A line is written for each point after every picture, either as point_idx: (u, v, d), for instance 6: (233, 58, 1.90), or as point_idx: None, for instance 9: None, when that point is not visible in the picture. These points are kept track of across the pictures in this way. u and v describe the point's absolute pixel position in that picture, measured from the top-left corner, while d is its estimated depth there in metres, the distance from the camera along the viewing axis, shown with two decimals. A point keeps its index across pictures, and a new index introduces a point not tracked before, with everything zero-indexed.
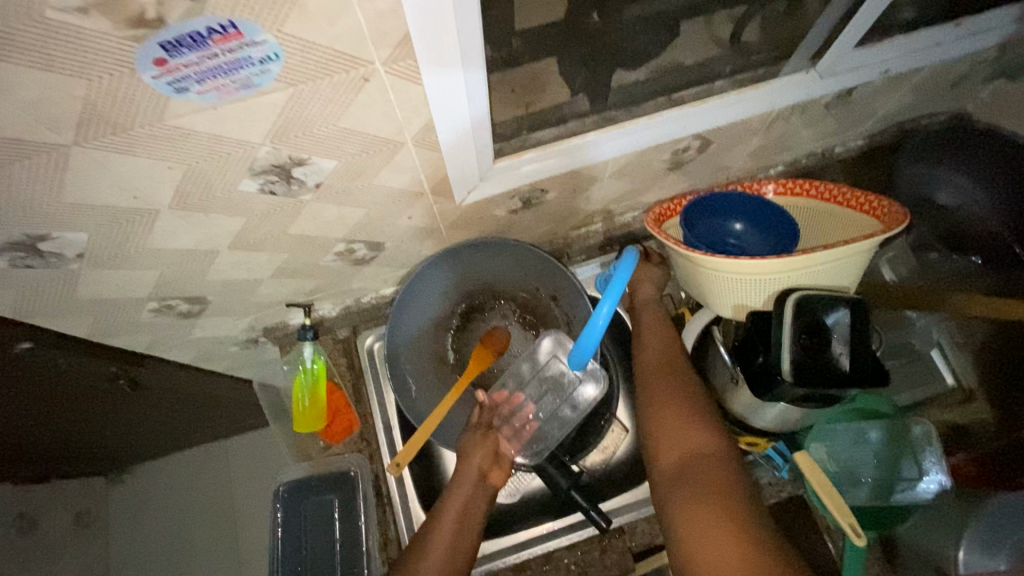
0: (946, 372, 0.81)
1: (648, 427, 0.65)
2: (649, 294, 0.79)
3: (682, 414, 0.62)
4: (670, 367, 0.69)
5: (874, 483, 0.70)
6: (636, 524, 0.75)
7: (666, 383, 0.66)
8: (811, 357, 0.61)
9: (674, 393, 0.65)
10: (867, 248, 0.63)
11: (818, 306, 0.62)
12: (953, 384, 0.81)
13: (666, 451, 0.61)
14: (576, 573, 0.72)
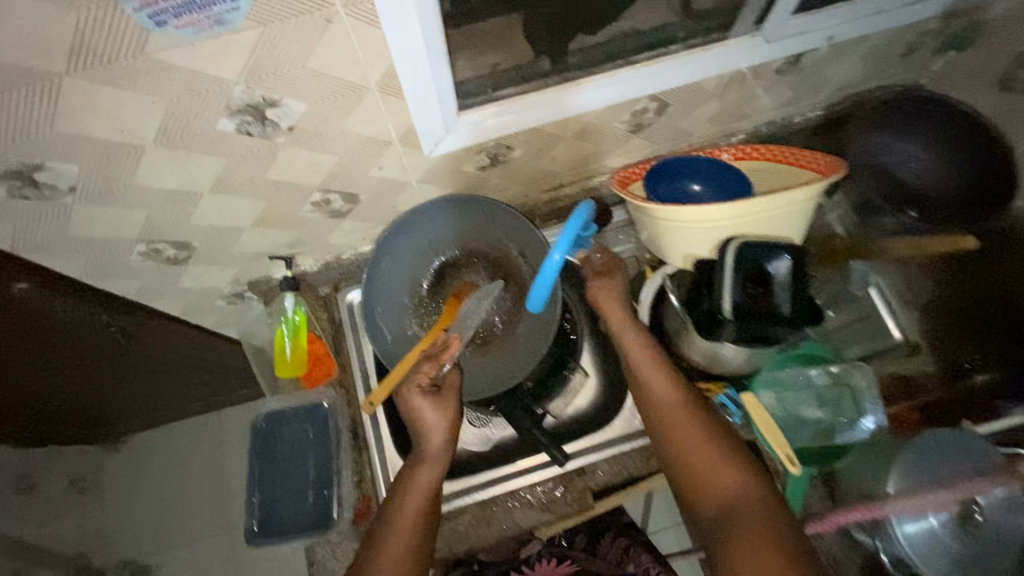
0: (895, 329, 0.86)
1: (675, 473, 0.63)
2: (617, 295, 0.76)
3: (717, 457, 0.61)
4: (687, 396, 0.66)
5: (817, 423, 0.75)
6: (596, 466, 0.80)
7: (690, 418, 0.64)
8: (750, 303, 0.67)
9: (703, 430, 0.63)
10: (804, 197, 0.67)
11: (761, 255, 0.67)
12: (900, 340, 0.85)
13: (705, 495, 0.60)
14: (538, 508, 0.78)
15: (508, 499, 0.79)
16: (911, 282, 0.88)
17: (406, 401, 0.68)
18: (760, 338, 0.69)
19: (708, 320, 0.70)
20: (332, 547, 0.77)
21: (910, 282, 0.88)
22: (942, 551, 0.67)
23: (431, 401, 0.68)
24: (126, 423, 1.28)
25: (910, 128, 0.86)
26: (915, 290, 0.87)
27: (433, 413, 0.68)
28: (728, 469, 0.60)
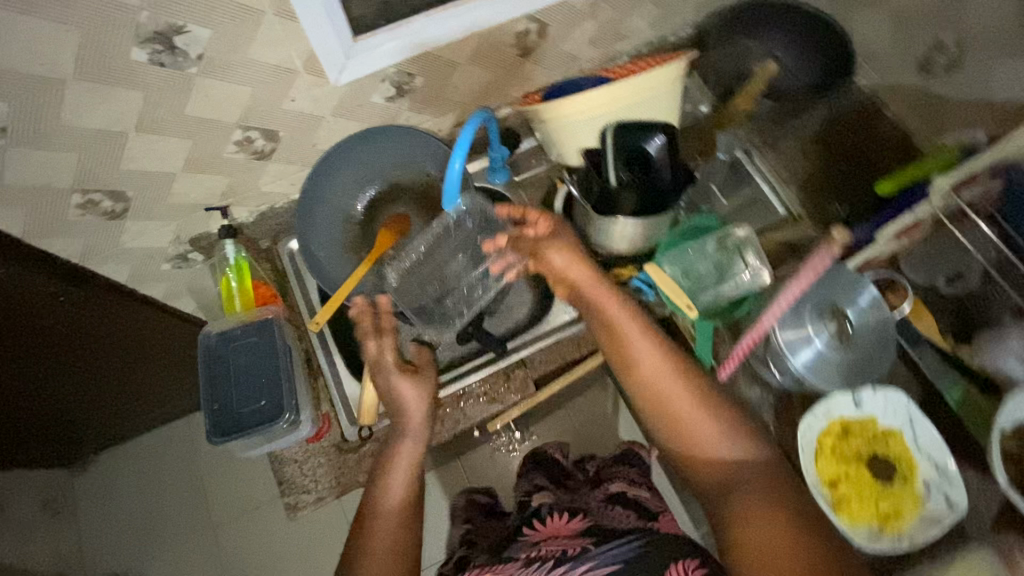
0: (778, 205, 0.91)
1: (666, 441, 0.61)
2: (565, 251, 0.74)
3: (722, 424, 0.58)
4: (670, 355, 0.62)
5: (714, 284, 0.86)
6: (534, 356, 0.90)
7: (677, 377, 0.61)
8: (632, 172, 0.77)
9: (695, 394, 0.60)
10: (667, 80, 0.79)
11: (639, 135, 0.75)
12: (784, 214, 0.91)
13: (710, 465, 0.58)
14: (486, 400, 0.87)
15: (458, 397, 0.87)
16: (788, 160, 0.98)
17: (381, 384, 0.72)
18: (656, 198, 0.79)
19: (608, 197, 0.79)
20: (300, 464, 0.83)
21: (785, 163, 0.96)
22: (831, 366, 0.78)
23: (407, 379, 0.72)
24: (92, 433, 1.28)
25: (760, 31, 0.97)
26: (789, 169, 0.96)
27: (416, 397, 0.72)
28: (730, 435, 0.59)
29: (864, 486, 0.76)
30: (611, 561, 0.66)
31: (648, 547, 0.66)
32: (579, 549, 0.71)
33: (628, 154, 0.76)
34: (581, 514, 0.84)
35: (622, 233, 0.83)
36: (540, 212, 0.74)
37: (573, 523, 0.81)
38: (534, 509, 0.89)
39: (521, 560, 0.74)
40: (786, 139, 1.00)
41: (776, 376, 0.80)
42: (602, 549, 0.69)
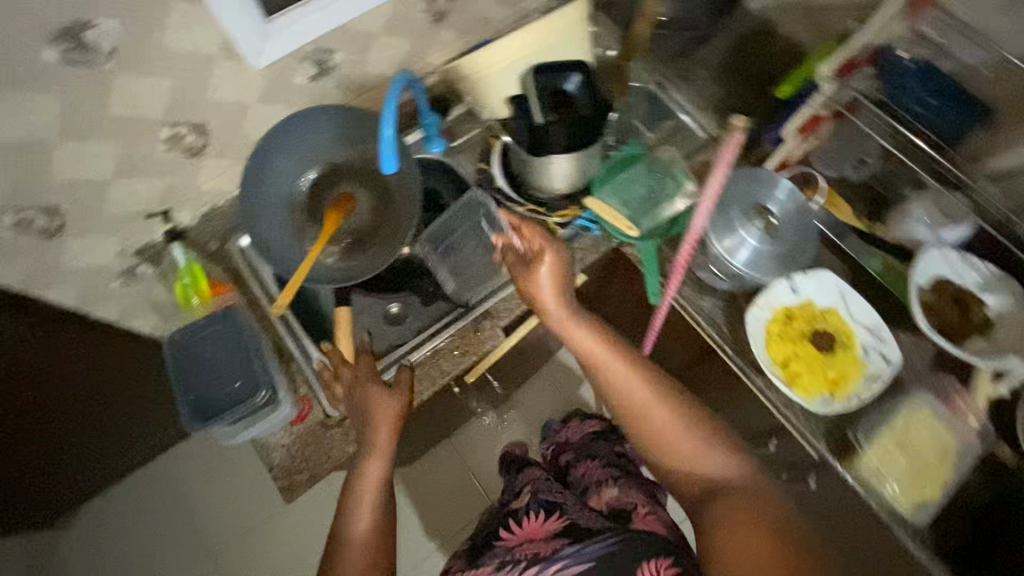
0: (698, 130, 0.97)
1: (654, 459, 0.68)
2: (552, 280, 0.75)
3: (711, 443, 0.65)
4: (667, 394, 0.68)
5: (653, 207, 0.91)
6: (498, 306, 0.93)
7: (659, 400, 0.68)
8: (557, 111, 0.84)
9: (689, 421, 0.67)
10: (576, 21, 0.86)
11: (557, 74, 0.83)
12: (706, 137, 0.97)
13: (703, 476, 0.64)
14: (459, 353, 0.91)
15: (433, 358, 0.90)
16: (702, 90, 1.05)
17: (360, 391, 0.77)
18: (585, 129, 0.85)
19: (540, 137, 0.84)
20: (288, 448, 0.84)
21: (698, 94, 1.04)
22: (767, 258, 0.84)
23: (382, 391, 0.77)
24: (64, 486, 1.22)
25: None
26: (703, 98, 1.04)
27: (379, 415, 0.75)
28: (716, 455, 0.65)
29: (815, 362, 0.82)
30: (583, 558, 0.63)
31: (622, 543, 0.63)
32: (550, 551, 0.67)
33: (551, 97, 0.84)
34: (559, 509, 0.76)
35: (561, 169, 0.86)
36: (531, 240, 0.76)
37: (551, 523, 0.74)
38: (514, 506, 0.82)
39: (494, 563, 0.71)
40: (696, 70, 1.06)
41: (720, 278, 0.86)
42: (574, 548, 0.66)
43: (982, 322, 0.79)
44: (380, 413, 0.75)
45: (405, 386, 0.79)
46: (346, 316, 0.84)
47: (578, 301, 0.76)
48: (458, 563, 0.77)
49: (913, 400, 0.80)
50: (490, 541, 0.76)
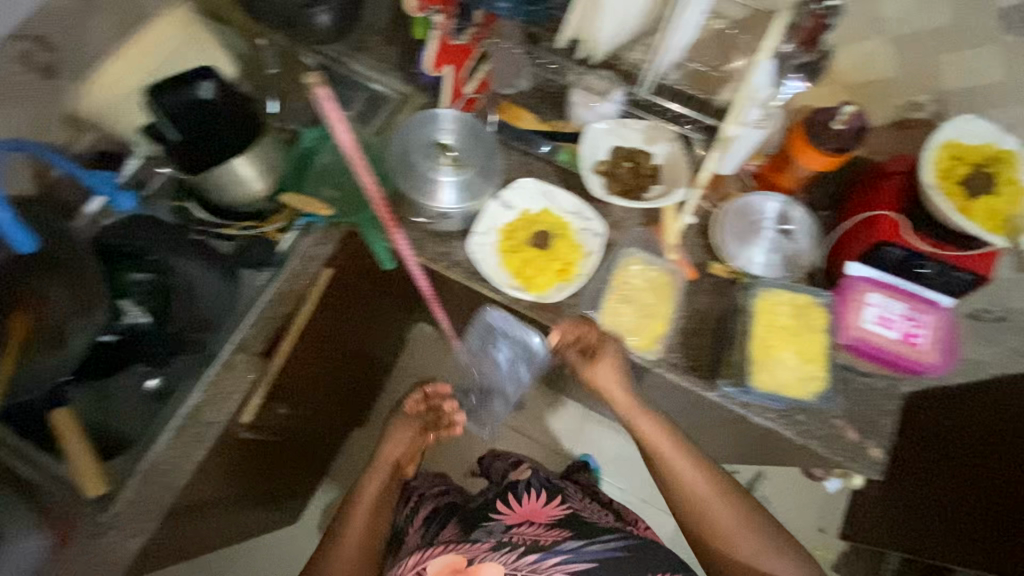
0: (382, 89, 1.04)
1: (710, 547, 0.86)
2: (607, 377, 0.86)
3: (739, 531, 0.84)
4: (694, 459, 0.87)
5: (349, 184, 0.94)
6: (246, 336, 0.89)
7: (719, 496, 0.85)
8: (195, 123, 0.81)
9: (726, 501, 0.85)
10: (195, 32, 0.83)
11: (183, 86, 0.79)
12: (390, 93, 1.04)
13: (735, 555, 0.84)
14: (225, 397, 0.86)
15: (192, 414, 0.84)
16: (381, 53, 1.05)
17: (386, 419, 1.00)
18: (243, 124, 0.83)
19: (187, 151, 0.82)
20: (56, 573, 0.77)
21: (379, 58, 1.04)
22: (471, 181, 0.87)
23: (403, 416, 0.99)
24: None
25: None
26: (386, 61, 1.05)
27: (396, 443, 0.98)
28: (766, 537, 0.84)
29: (541, 261, 0.89)
30: (583, 558, 0.87)
31: (629, 551, 0.90)
32: (551, 542, 0.90)
33: (185, 110, 0.79)
34: (558, 498, 1.07)
35: (247, 174, 0.84)
36: (595, 339, 0.85)
37: (550, 509, 1.03)
38: (513, 486, 1.12)
39: (489, 542, 0.91)
40: (367, 37, 1.06)
41: (420, 219, 0.90)
42: (573, 545, 0.89)
43: (654, 170, 0.89)
44: (394, 434, 0.99)
45: (422, 416, 0.98)
46: (66, 414, 0.78)
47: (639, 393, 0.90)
48: (453, 530, 1.01)
49: (624, 252, 0.89)
50: (490, 514, 1.02)
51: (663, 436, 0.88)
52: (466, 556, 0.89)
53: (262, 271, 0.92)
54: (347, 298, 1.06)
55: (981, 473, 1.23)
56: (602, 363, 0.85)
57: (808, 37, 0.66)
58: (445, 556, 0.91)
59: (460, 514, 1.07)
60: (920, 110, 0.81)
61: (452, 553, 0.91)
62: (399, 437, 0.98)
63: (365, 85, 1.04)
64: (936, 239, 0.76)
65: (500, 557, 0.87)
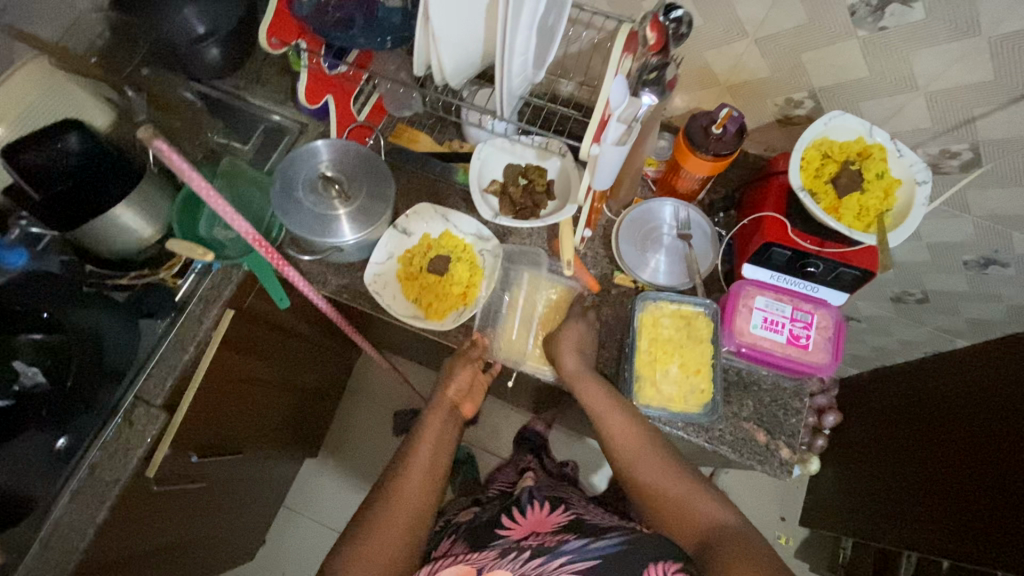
0: (281, 119, 1.01)
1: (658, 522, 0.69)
2: (568, 359, 0.79)
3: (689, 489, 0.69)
4: (627, 408, 0.75)
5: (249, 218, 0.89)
6: (145, 387, 0.89)
7: (653, 452, 0.72)
8: (62, 177, 0.80)
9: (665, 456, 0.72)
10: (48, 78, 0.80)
11: (47, 135, 0.78)
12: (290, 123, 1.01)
13: (687, 520, 0.67)
14: (124, 455, 0.85)
15: (93, 473, 0.84)
16: (278, 84, 1.02)
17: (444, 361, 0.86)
18: (122, 171, 0.84)
19: (55, 206, 0.81)
20: None
21: (275, 89, 1.01)
22: (363, 208, 0.84)
23: (457, 361, 0.85)
24: None
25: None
26: (282, 92, 1.02)
27: (454, 386, 0.83)
28: (707, 500, 0.68)
29: (440, 286, 0.87)
30: (587, 556, 0.66)
31: (631, 544, 0.66)
32: (556, 544, 0.71)
33: (54, 161, 0.79)
34: (563, 507, 0.86)
35: (132, 222, 0.83)
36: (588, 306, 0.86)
37: (555, 517, 0.82)
38: (514, 502, 0.90)
39: (498, 548, 0.73)
40: (266, 68, 1.03)
41: (308, 257, 0.88)
42: (578, 543, 0.69)
43: (548, 186, 0.88)
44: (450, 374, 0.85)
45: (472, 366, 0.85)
46: None
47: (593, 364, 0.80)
48: (463, 546, 0.79)
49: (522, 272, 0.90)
50: (494, 529, 0.82)
51: (608, 401, 0.75)
52: (475, 564, 0.70)
53: (159, 319, 0.91)
54: (263, 324, 1.02)
55: (901, 460, 1.21)
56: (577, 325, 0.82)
57: (659, 46, 0.65)
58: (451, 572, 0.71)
59: (474, 524, 0.86)
60: (800, 107, 0.81)
61: (461, 563, 0.72)
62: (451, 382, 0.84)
63: (266, 117, 1.02)
64: (820, 238, 0.75)
65: (508, 563, 0.69)
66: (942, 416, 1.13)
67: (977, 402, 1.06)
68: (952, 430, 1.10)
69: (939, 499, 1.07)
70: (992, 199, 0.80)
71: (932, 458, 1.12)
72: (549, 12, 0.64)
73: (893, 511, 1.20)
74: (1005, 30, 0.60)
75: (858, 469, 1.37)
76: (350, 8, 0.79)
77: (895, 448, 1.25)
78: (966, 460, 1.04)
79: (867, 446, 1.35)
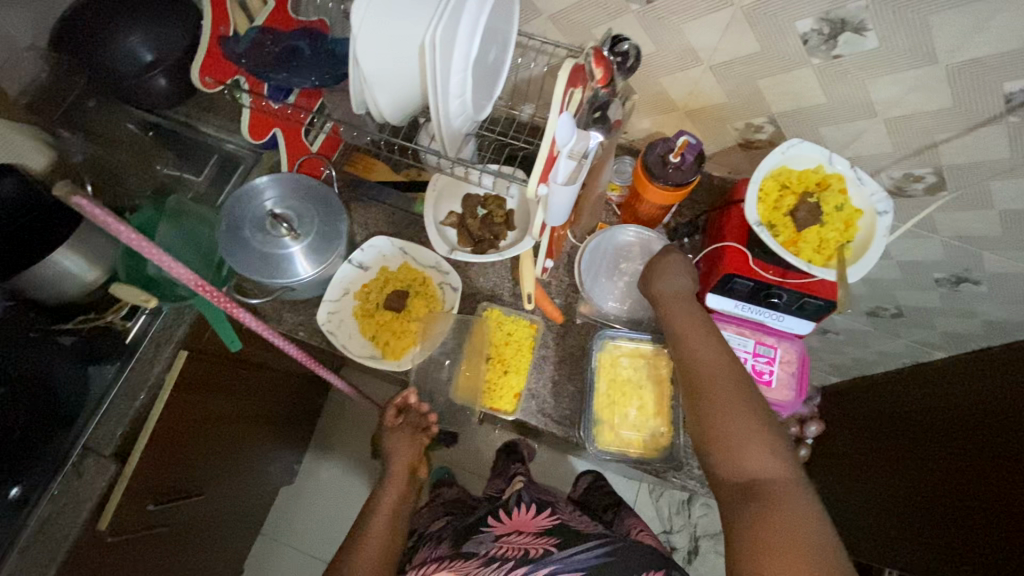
0: (235, 148, 0.97)
1: (712, 456, 0.62)
2: (664, 286, 0.75)
3: (752, 429, 0.61)
4: (715, 340, 0.69)
5: (201, 258, 0.87)
6: (95, 435, 0.85)
7: (735, 386, 0.64)
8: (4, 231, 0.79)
9: (746, 392, 0.64)
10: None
11: None
12: (242, 153, 0.97)
13: (737, 464, 0.60)
14: (71, 506, 0.82)
15: (41, 525, 0.81)
16: (230, 110, 0.98)
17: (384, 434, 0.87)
18: (61, 213, 0.81)
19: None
20: None
21: (226, 114, 0.97)
22: (314, 246, 0.81)
23: (400, 437, 0.86)
24: None
25: (103, 24, 0.86)
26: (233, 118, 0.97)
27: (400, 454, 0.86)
28: (768, 450, 0.60)
29: (398, 323, 0.85)
30: (573, 568, 0.67)
31: (614, 556, 0.68)
32: (541, 552, 0.70)
33: None
34: (549, 510, 0.83)
35: (77, 268, 0.80)
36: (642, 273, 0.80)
37: (540, 519, 0.79)
38: (502, 503, 0.88)
39: (482, 555, 0.71)
40: (218, 95, 0.98)
41: (258, 299, 0.86)
42: (564, 553, 0.69)
43: (503, 218, 0.86)
44: (395, 446, 0.86)
45: (410, 436, 0.87)
46: None
47: (688, 295, 0.74)
48: (444, 548, 0.79)
49: (483, 305, 0.87)
50: (478, 527, 0.81)
51: (697, 332, 0.70)
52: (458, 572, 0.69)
53: (108, 364, 0.87)
54: (217, 358, 0.99)
55: (909, 429, 1.14)
56: (669, 253, 0.78)
57: (606, 80, 0.64)
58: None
59: (455, 528, 0.85)
60: (760, 132, 0.79)
61: (445, 570, 0.71)
62: (398, 453, 0.86)
63: (220, 146, 0.97)
64: (782, 269, 0.73)
65: (492, 570, 0.68)
66: (946, 418, 1.05)
67: (982, 395, 0.98)
68: (965, 414, 1.00)
69: (948, 505, 0.97)
70: (959, 222, 0.78)
71: (954, 426, 1.02)
72: (488, 47, 0.62)
73: (899, 527, 1.10)
74: (962, 59, 0.58)
75: (855, 487, 1.26)
76: (292, 40, 0.77)
77: (897, 442, 1.16)
78: (975, 450, 0.95)
79: (862, 464, 1.26)
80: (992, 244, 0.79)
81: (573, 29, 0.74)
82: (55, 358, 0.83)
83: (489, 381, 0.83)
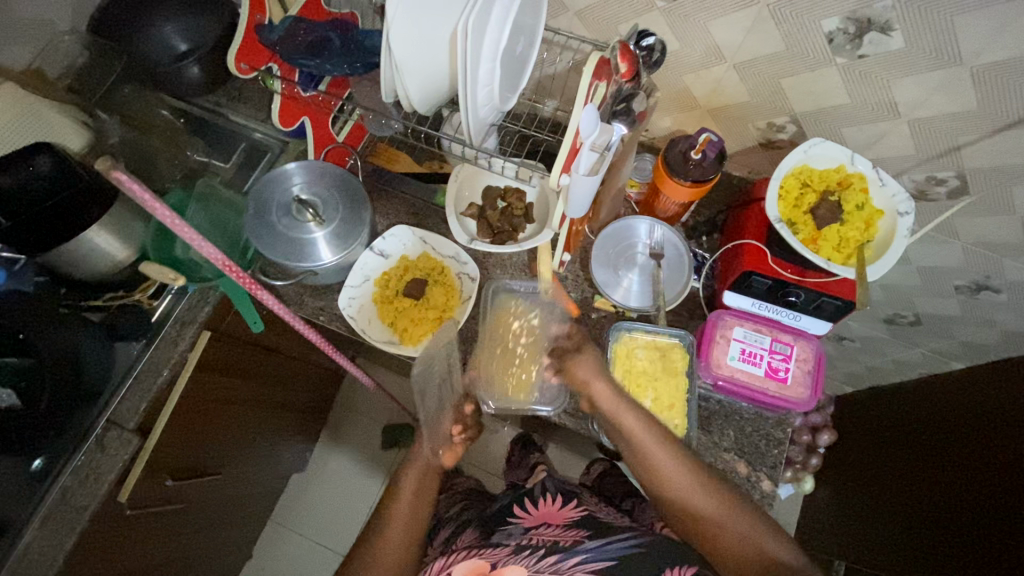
0: (262, 136, 1.00)
1: (708, 547, 0.71)
2: (603, 394, 0.76)
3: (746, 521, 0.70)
4: (669, 443, 0.73)
5: (226, 240, 0.89)
6: (121, 409, 0.87)
7: (705, 484, 0.72)
8: (36, 209, 0.80)
9: (716, 486, 0.72)
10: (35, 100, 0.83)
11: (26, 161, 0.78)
12: (269, 140, 0.99)
13: (734, 552, 0.70)
14: (96, 477, 0.83)
15: (64, 496, 0.82)
16: (259, 100, 1.01)
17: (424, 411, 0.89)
18: (94, 194, 0.82)
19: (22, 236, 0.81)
20: None
21: (256, 103, 1.00)
22: (338, 230, 0.83)
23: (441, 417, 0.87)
24: None
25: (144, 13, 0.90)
26: (262, 107, 1.00)
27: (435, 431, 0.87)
28: (764, 539, 0.70)
29: (416, 310, 0.86)
30: (604, 557, 0.67)
31: (645, 546, 0.69)
32: (572, 543, 0.71)
33: (24, 187, 0.79)
34: (575, 501, 0.84)
35: (108, 243, 0.83)
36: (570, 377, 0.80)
37: (567, 511, 0.80)
38: (525, 491, 0.89)
39: (512, 544, 0.73)
40: (248, 85, 1.01)
41: (281, 282, 0.88)
42: (596, 544, 0.70)
43: (522, 210, 0.87)
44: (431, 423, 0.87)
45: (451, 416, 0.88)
46: None
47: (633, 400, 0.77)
48: (471, 536, 0.80)
49: (499, 294, 0.87)
50: (505, 517, 0.82)
51: (653, 443, 0.73)
52: (488, 559, 0.70)
53: (133, 341, 0.89)
54: (240, 340, 1.01)
55: (905, 466, 1.15)
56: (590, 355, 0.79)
57: (630, 74, 0.65)
58: (465, 564, 0.71)
59: (480, 515, 0.87)
60: (782, 132, 0.79)
61: (474, 557, 0.72)
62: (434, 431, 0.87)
63: (247, 134, 1.00)
64: (800, 267, 0.73)
65: (523, 559, 0.69)
66: (939, 454, 1.07)
67: (976, 435, 0.99)
68: (959, 454, 1.01)
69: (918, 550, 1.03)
70: (981, 227, 0.78)
71: (948, 468, 1.03)
72: (517, 39, 0.63)
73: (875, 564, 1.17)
74: (987, 61, 0.58)
75: (848, 510, 1.30)
76: (323, 30, 0.79)
77: (893, 476, 1.18)
78: (960, 499, 0.97)
79: (861, 483, 1.28)
80: (1015, 251, 0.78)
81: (598, 25, 0.75)
82: (86, 333, 0.83)
83: (504, 371, 0.84)
